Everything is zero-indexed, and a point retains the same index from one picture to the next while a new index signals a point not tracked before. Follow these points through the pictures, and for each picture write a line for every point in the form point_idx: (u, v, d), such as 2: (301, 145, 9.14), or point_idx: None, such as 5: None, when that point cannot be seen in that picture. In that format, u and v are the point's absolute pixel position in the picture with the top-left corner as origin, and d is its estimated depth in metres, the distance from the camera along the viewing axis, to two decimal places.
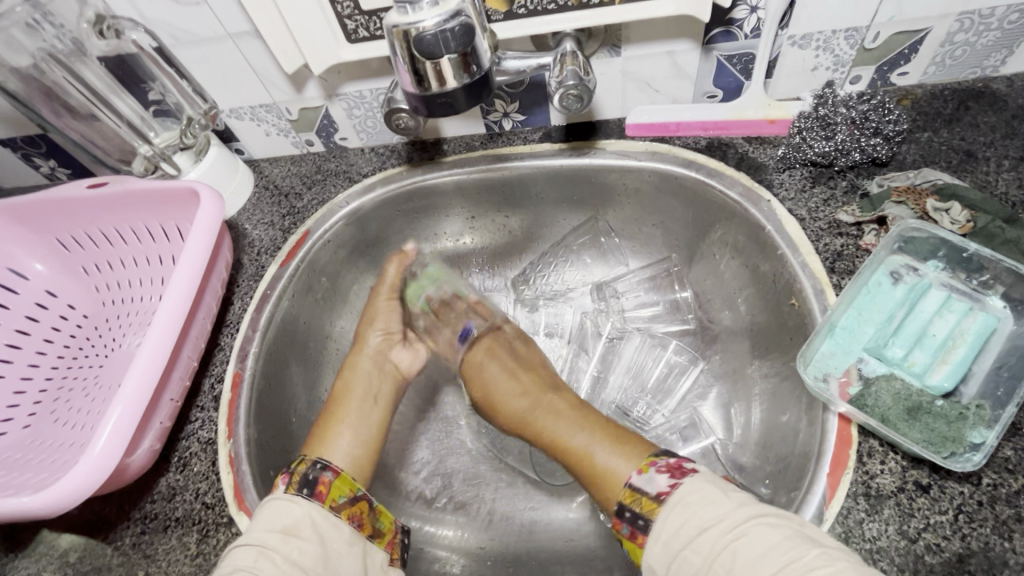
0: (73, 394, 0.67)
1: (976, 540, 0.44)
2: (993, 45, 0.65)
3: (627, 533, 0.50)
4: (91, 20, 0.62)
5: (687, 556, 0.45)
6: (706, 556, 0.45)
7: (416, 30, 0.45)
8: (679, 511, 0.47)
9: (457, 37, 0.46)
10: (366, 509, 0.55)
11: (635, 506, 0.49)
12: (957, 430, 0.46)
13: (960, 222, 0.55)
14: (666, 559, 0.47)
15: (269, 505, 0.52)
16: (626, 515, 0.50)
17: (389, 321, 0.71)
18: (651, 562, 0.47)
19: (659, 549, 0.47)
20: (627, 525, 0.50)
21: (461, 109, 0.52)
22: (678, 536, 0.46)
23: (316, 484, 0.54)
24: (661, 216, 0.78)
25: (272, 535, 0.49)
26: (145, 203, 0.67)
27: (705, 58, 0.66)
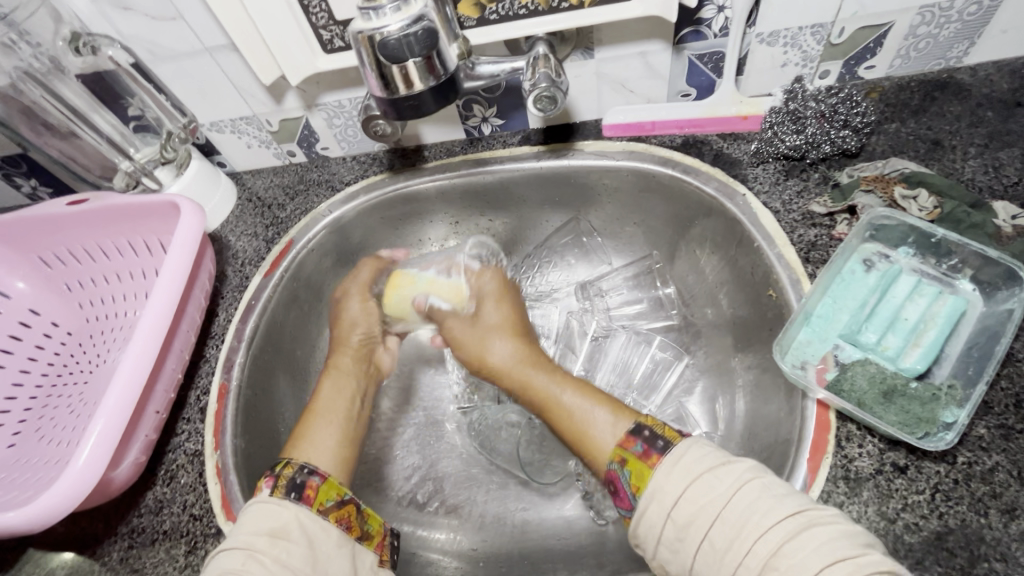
0: (58, 411, 0.67)
1: (953, 518, 0.45)
2: (955, 37, 0.66)
3: (639, 452, 0.48)
4: (67, 38, 0.63)
5: (710, 484, 0.44)
6: (730, 485, 0.44)
7: (380, 34, 0.46)
8: (696, 450, 0.47)
9: (421, 41, 0.47)
10: (354, 513, 0.55)
11: (656, 430, 0.50)
12: (930, 411, 0.47)
13: (927, 208, 0.57)
14: (683, 481, 0.45)
15: (256, 508, 0.52)
16: (643, 434, 0.50)
17: (374, 325, 0.71)
18: (661, 482, 0.46)
19: (674, 474, 0.46)
20: (642, 443, 0.49)
21: (430, 111, 0.52)
22: (698, 466, 0.46)
23: (304, 488, 0.53)
24: (641, 215, 0.79)
25: (259, 538, 0.49)
26: (127, 218, 0.68)
27: (676, 57, 0.68)
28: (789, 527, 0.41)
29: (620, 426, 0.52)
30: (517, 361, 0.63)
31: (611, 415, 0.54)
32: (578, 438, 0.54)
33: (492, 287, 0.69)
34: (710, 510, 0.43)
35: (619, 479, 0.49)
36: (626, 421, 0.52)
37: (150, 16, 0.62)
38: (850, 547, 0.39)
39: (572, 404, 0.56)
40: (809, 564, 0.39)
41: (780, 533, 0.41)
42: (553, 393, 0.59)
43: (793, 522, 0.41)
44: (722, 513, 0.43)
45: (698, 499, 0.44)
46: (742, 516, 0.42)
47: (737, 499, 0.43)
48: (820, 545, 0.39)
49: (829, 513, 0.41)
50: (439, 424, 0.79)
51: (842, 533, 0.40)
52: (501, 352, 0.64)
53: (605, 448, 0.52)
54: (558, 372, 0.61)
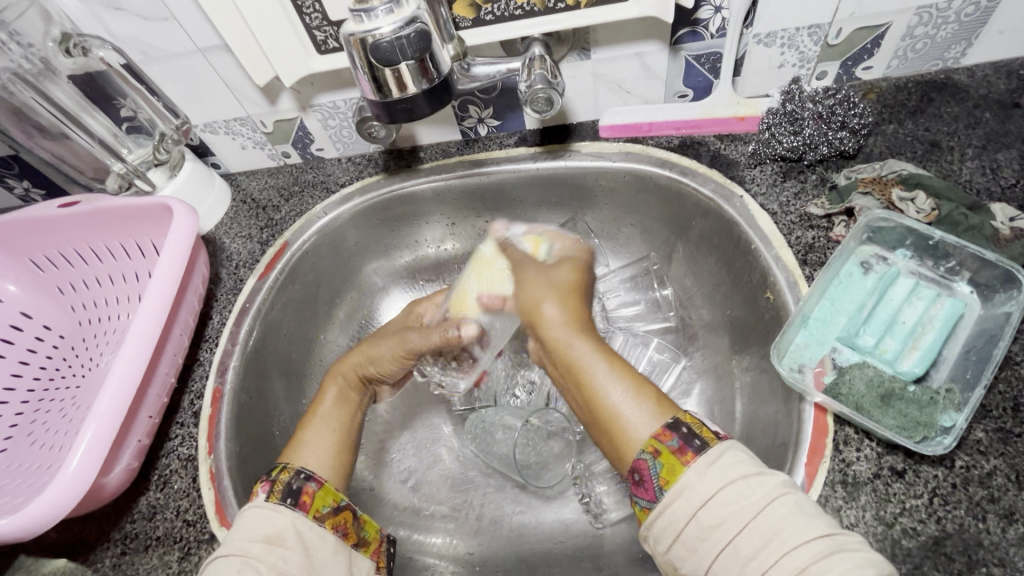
0: (50, 416, 0.67)
1: (951, 523, 0.45)
2: (952, 38, 0.66)
3: (675, 447, 0.45)
4: (57, 38, 0.62)
5: (743, 489, 0.42)
6: (764, 495, 0.41)
7: (373, 36, 0.46)
8: (734, 454, 0.44)
9: (413, 43, 0.46)
10: (351, 519, 0.55)
11: (694, 427, 0.46)
12: (928, 415, 0.47)
13: (925, 210, 0.57)
14: (716, 484, 0.42)
15: (252, 513, 0.51)
16: (682, 430, 0.46)
17: (388, 367, 0.67)
18: (692, 480, 0.43)
19: (706, 475, 0.43)
20: (678, 438, 0.45)
21: (424, 114, 0.52)
22: (733, 471, 0.43)
23: (300, 494, 0.53)
24: (638, 216, 0.78)
25: (254, 545, 0.48)
26: (121, 220, 0.67)
27: (673, 58, 0.67)
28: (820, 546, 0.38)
29: (657, 416, 0.48)
30: (566, 325, 0.56)
31: (651, 405, 0.49)
32: (608, 417, 0.49)
33: (572, 258, 0.62)
34: (739, 517, 0.40)
35: (647, 471, 0.45)
36: (664, 412, 0.48)
37: (142, 17, 0.61)
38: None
39: (608, 391, 0.50)
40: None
41: (809, 552, 0.38)
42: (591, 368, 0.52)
43: (825, 543, 0.38)
44: (751, 523, 0.40)
45: (727, 504, 0.41)
46: (771, 528, 0.40)
47: (769, 512, 0.40)
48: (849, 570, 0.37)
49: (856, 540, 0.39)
50: (435, 427, 0.79)
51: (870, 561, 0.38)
52: (548, 312, 0.57)
53: (638, 436, 0.47)
54: (615, 361, 0.52)
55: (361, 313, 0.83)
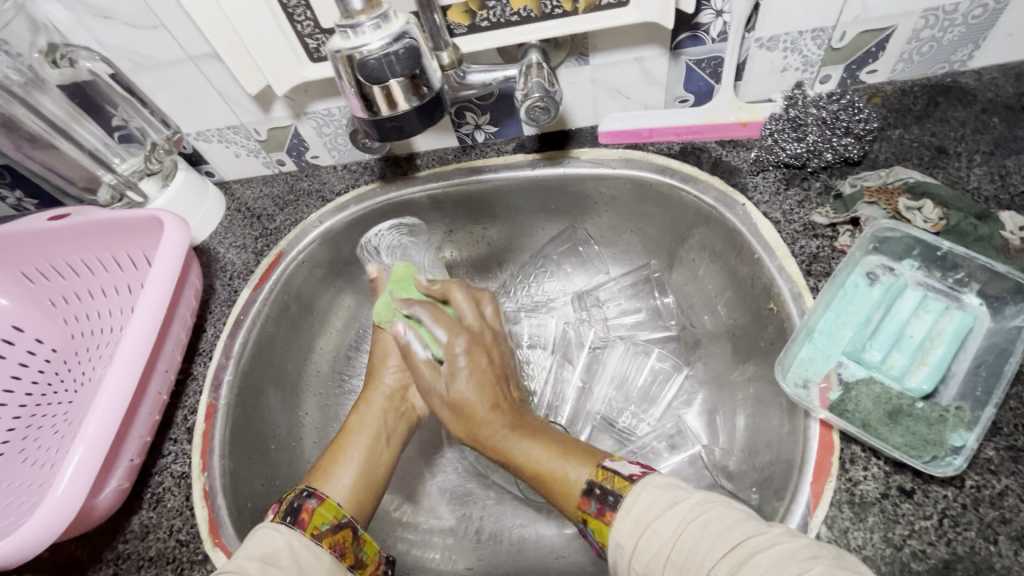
0: (43, 432, 0.66)
1: (961, 545, 0.44)
2: (959, 40, 0.65)
3: (595, 511, 0.49)
4: (43, 50, 0.61)
5: (657, 529, 0.44)
6: (674, 530, 0.44)
7: (361, 53, 0.44)
8: (649, 494, 0.47)
9: (401, 60, 0.45)
10: (351, 539, 0.55)
11: (606, 484, 0.49)
12: (937, 433, 0.46)
13: (933, 219, 0.56)
14: (634, 533, 0.45)
15: (256, 533, 0.52)
16: (595, 492, 0.49)
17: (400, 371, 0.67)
18: (617, 536, 0.46)
19: (627, 524, 0.46)
20: (596, 502, 0.49)
21: (413, 132, 0.51)
22: (649, 511, 0.46)
23: (299, 511, 0.54)
24: (638, 222, 0.77)
25: (251, 561, 0.49)
26: (113, 233, 0.66)
27: (674, 63, 0.66)
28: (732, 560, 0.40)
29: (579, 471, 0.51)
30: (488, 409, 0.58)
31: (575, 466, 0.52)
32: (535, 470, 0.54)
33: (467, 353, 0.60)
34: (664, 552, 0.43)
35: (587, 536, 0.50)
36: (584, 473, 0.51)
37: (130, 25, 0.60)
38: (795, 563, 0.38)
39: (546, 460, 0.54)
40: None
41: (726, 565, 0.40)
42: (510, 444, 0.57)
43: (736, 551, 0.40)
44: (674, 552, 0.43)
45: (653, 550, 0.44)
46: (690, 555, 0.42)
47: (687, 540, 0.43)
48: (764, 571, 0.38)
49: (772, 535, 0.41)
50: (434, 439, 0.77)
51: (782, 553, 0.39)
52: (467, 391, 0.59)
53: (568, 500, 0.51)
54: (529, 429, 0.58)
55: (358, 322, 0.82)
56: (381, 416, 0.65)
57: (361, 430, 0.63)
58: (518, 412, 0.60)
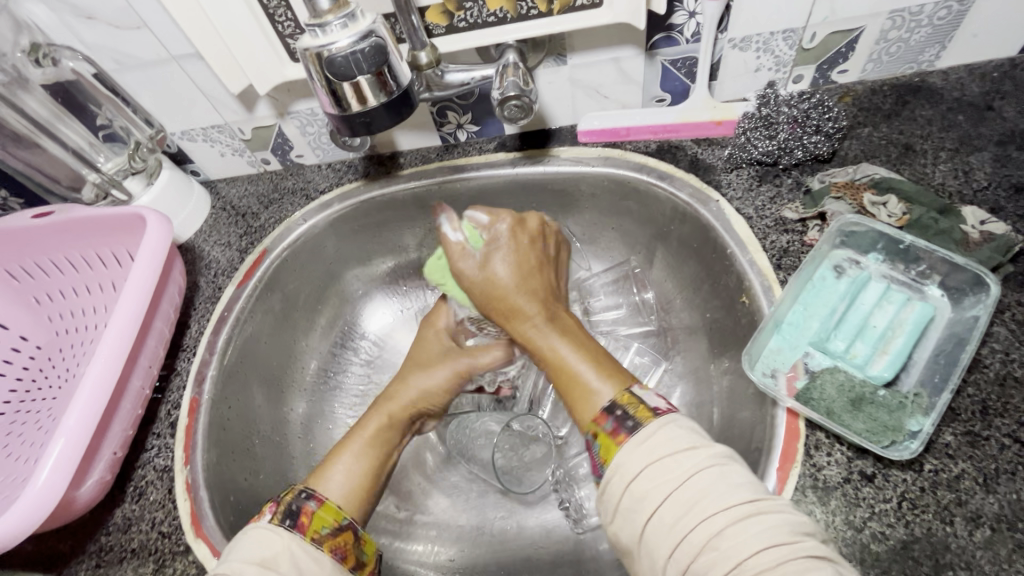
0: (26, 427, 0.66)
1: (919, 527, 0.45)
2: (926, 41, 0.66)
3: (610, 428, 0.49)
4: (26, 49, 0.62)
5: (668, 463, 0.44)
6: (687, 470, 0.43)
7: (327, 52, 0.46)
8: (672, 429, 0.46)
9: (368, 58, 0.46)
10: (351, 540, 0.54)
11: (629, 409, 0.49)
12: (896, 419, 0.47)
13: (896, 214, 0.57)
14: (641, 460, 0.45)
15: (252, 536, 0.50)
16: (616, 412, 0.49)
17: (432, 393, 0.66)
18: (624, 457, 0.46)
19: (637, 450, 0.46)
20: (613, 421, 0.49)
21: (382, 128, 0.52)
22: (664, 446, 0.45)
23: (299, 514, 0.52)
24: (618, 220, 0.78)
25: (250, 565, 0.47)
26: (96, 229, 0.67)
27: (649, 63, 0.67)
28: (736, 512, 0.40)
29: (601, 393, 0.52)
30: (516, 287, 0.60)
31: (600, 380, 0.53)
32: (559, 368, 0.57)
33: (505, 233, 0.62)
34: (666, 488, 0.43)
35: (591, 450, 0.50)
36: (610, 392, 0.52)
37: (113, 25, 0.61)
38: (790, 533, 0.40)
39: (568, 355, 0.56)
40: (748, 546, 0.39)
41: (728, 516, 0.40)
42: (546, 334, 0.59)
43: (744, 508, 0.40)
44: (676, 491, 0.42)
45: (657, 481, 0.43)
46: (692, 498, 0.42)
47: (696, 480, 0.42)
48: (763, 532, 0.39)
49: (776, 503, 0.42)
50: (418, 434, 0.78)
51: (783, 522, 0.40)
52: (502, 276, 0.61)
53: (584, 414, 0.52)
54: (570, 326, 0.60)
55: (343, 319, 0.83)
56: (383, 424, 0.63)
57: (359, 436, 0.62)
58: (552, 313, 0.61)
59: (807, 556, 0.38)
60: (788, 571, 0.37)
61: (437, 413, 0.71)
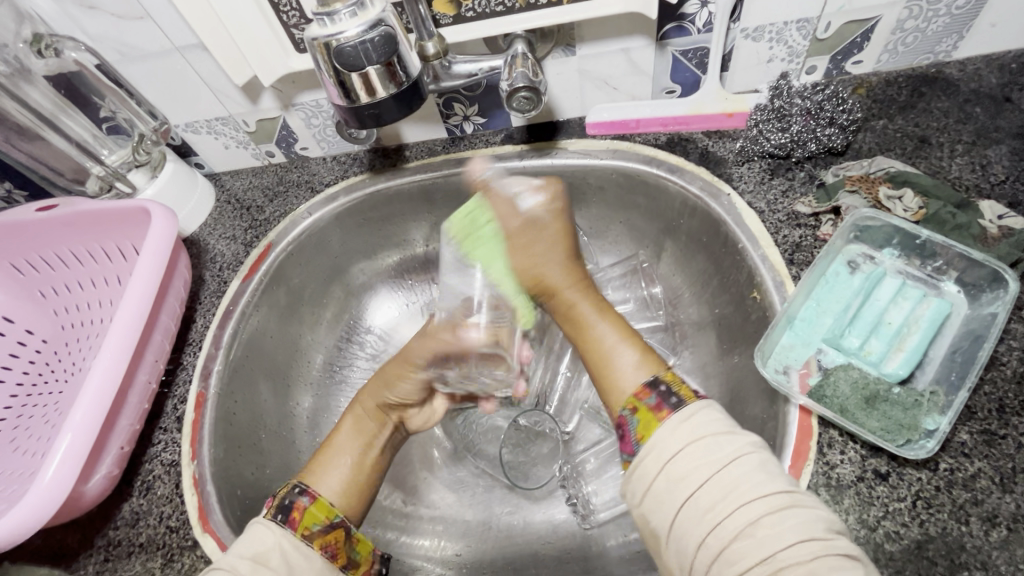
0: (33, 421, 0.66)
1: (934, 526, 0.45)
2: (943, 31, 0.65)
3: (652, 403, 0.48)
4: (28, 40, 0.61)
5: (707, 447, 0.43)
6: (728, 454, 0.43)
7: (337, 40, 0.45)
8: (711, 412, 0.46)
9: (378, 48, 0.46)
10: (342, 538, 0.53)
11: (672, 386, 0.48)
12: (911, 417, 0.47)
13: (912, 208, 0.56)
14: (681, 439, 0.44)
15: (246, 532, 0.50)
16: (659, 388, 0.48)
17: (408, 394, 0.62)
18: (661, 438, 0.45)
19: (677, 429, 0.45)
20: (656, 397, 0.48)
21: (392, 120, 0.51)
22: (704, 428, 0.45)
23: (290, 510, 0.52)
24: (627, 214, 0.77)
25: (243, 561, 0.47)
26: (101, 223, 0.67)
27: (660, 54, 0.66)
28: (774, 502, 0.40)
29: (640, 373, 0.51)
30: (566, 274, 0.61)
31: (639, 361, 0.53)
32: (599, 347, 0.55)
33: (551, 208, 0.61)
34: (705, 471, 0.42)
35: (627, 426, 0.49)
36: (650, 372, 0.51)
37: (116, 15, 0.60)
38: (826, 530, 0.39)
39: (608, 338, 0.55)
40: (785, 537, 0.39)
41: (765, 505, 0.40)
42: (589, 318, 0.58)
43: (782, 499, 0.40)
44: (715, 474, 0.42)
45: (697, 462, 0.43)
46: (730, 486, 0.41)
47: (734, 466, 0.42)
48: (798, 526, 0.39)
49: (809, 497, 0.41)
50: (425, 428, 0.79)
51: (817, 517, 0.40)
52: (552, 262, 0.61)
53: (621, 392, 0.51)
54: (609, 312, 0.58)
55: (348, 313, 0.83)
56: (374, 425, 0.62)
57: (348, 435, 0.60)
58: (601, 305, 0.59)
59: (843, 553, 0.37)
60: (821, 567, 0.37)
61: (426, 409, 0.67)
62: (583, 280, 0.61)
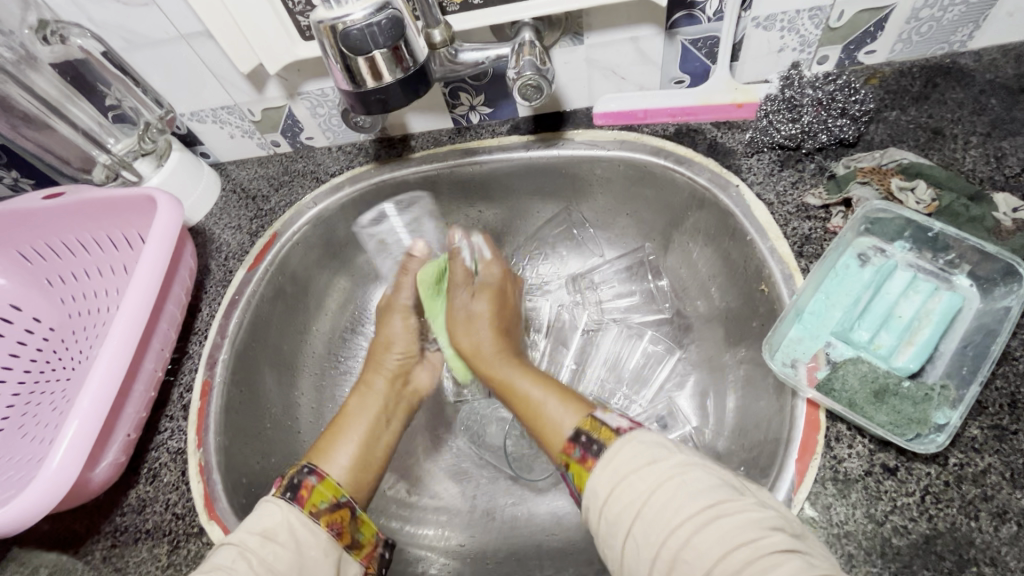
0: (40, 409, 0.66)
1: (943, 521, 0.44)
2: (960, 20, 0.64)
3: (578, 457, 0.48)
4: (33, 26, 0.61)
5: (633, 482, 0.44)
6: (651, 483, 0.43)
7: (343, 23, 0.44)
8: (635, 446, 0.46)
9: (385, 31, 0.45)
10: (348, 518, 0.54)
11: (592, 433, 0.49)
12: (921, 411, 0.46)
13: (925, 200, 0.55)
14: (610, 480, 0.45)
15: (257, 507, 0.52)
16: (581, 439, 0.48)
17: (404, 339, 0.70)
18: (593, 483, 0.45)
19: (605, 472, 0.45)
20: (580, 448, 0.48)
21: (398, 104, 0.50)
22: (628, 463, 0.45)
23: (299, 488, 0.53)
24: (634, 206, 0.77)
25: (251, 536, 0.49)
26: (106, 211, 0.67)
27: (670, 42, 0.65)
28: (700, 519, 0.40)
29: (568, 420, 0.51)
30: (491, 346, 0.64)
31: (562, 408, 0.53)
32: (529, 407, 0.56)
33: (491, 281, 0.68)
34: (634, 504, 0.43)
35: (568, 479, 0.50)
36: (572, 420, 0.51)
37: (121, 2, 0.60)
38: (755, 531, 0.39)
39: (540, 398, 0.56)
40: (717, 551, 0.39)
41: (691, 526, 0.40)
42: (511, 377, 0.60)
43: (704, 514, 0.40)
44: (643, 507, 0.42)
45: (626, 499, 0.43)
46: (658, 512, 0.42)
47: (659, 495, 0.42)
48: (726, 536, 0.39)
49: (741, 501, 0.41)
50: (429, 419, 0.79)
51: (749, 519, 0.40)
52: (483, 339, 0.65)
53: (555, 443, 0.51)
54: (526, 365, 0.62)
55: (354, 304, 0.83)
56: (381, 399, 0.65)
57: (361, 413, 0.64)
58: (512, 359, 0.63)
59: (775, 551, 0.38)
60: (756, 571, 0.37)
61: (428, 365, 0.73)
62: (502, 338, 0.65)
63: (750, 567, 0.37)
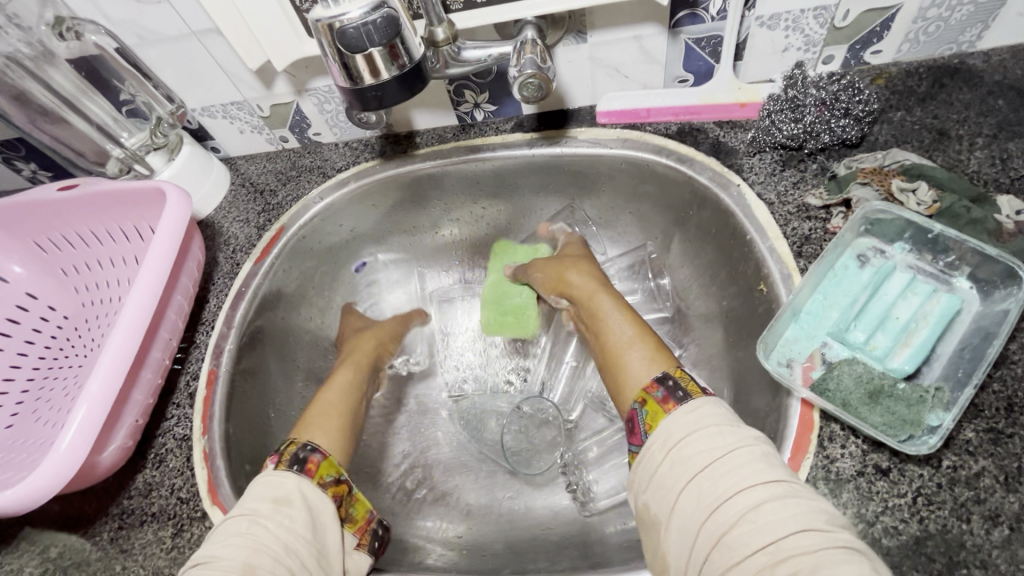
0: (53, 394, 0.69)
1: (934, 523, 0.44)
2: (968, 19, 0.63)
3: (660, 396, 0.50)
4: (50, 23, 0.63)
5: (713, 434, 0.45)
6: (734, 442, 0.44)
7: (339, 22, 0.45)
8: (720, 408, 0.48)
9: (380, 29, 0.46)
10: (346, 493, 0.56)
11: (680, 381, 0.51)
12: (916, 413, 0.46)
13: (926, 202, 0.55)
14: (690, 425, 0.47)
15: (263, 480, 0.53)
16: (667, 382, 0.51)
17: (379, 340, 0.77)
18: (670, 424, 0.48)
19: (684, 419, 0.47)
20: (664, 390, 0.51)
21: (394, 101, 0.52)
22: (710, 418, 0.47)
23: (305, 462, 0.55)
24: (637, 204, 0.77)
25: (263, 503, 0.50)
26: (119, 204, 0.69)
27: (673, 41, 0.65)
28: (776, 491, 0.41)
29: (651, 369, 0.54)
30: (600, 289, 0.65)
31: (650, 357, 0.56)
32: (613, 351, 0.58)
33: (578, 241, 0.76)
34: (708, 458, 0.44)
35: (636, 417, 0.51)
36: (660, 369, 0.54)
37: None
38: (826, 522, 0.39)
39: (627, 339, 0.58)
40: (784, 526, 0.39)
41: (764, 493, 0.41)
42: (607, 318, 0.61)
43: (778, 488, 0.41)
44: (716, 460, 0.44)
45: (700, 447, 0.45)
46: (734, 470, 0.43)
47: (739, 454, 0.43)
48: (797, 514, 0.39)
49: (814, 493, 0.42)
50: (430, 412, 0.80)
51: (822, 512, 0.40)
52: (583, 279, 0.67)
53: (632, 387, 0.54)
54: (628, 308, 0.62)
55: None
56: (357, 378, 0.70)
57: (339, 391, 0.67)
58: (619, 305, 0.63)
59: (844, 546, 0.37)
60: (821, 557, 0.37)
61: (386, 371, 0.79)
62: (610, 290, 0.65)
63: (812, 550, 0.37)
